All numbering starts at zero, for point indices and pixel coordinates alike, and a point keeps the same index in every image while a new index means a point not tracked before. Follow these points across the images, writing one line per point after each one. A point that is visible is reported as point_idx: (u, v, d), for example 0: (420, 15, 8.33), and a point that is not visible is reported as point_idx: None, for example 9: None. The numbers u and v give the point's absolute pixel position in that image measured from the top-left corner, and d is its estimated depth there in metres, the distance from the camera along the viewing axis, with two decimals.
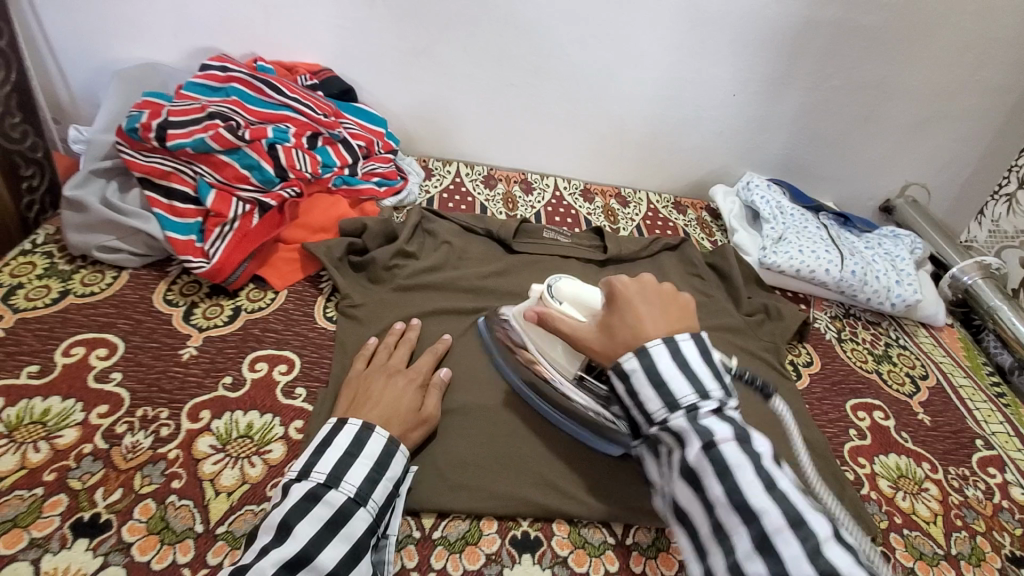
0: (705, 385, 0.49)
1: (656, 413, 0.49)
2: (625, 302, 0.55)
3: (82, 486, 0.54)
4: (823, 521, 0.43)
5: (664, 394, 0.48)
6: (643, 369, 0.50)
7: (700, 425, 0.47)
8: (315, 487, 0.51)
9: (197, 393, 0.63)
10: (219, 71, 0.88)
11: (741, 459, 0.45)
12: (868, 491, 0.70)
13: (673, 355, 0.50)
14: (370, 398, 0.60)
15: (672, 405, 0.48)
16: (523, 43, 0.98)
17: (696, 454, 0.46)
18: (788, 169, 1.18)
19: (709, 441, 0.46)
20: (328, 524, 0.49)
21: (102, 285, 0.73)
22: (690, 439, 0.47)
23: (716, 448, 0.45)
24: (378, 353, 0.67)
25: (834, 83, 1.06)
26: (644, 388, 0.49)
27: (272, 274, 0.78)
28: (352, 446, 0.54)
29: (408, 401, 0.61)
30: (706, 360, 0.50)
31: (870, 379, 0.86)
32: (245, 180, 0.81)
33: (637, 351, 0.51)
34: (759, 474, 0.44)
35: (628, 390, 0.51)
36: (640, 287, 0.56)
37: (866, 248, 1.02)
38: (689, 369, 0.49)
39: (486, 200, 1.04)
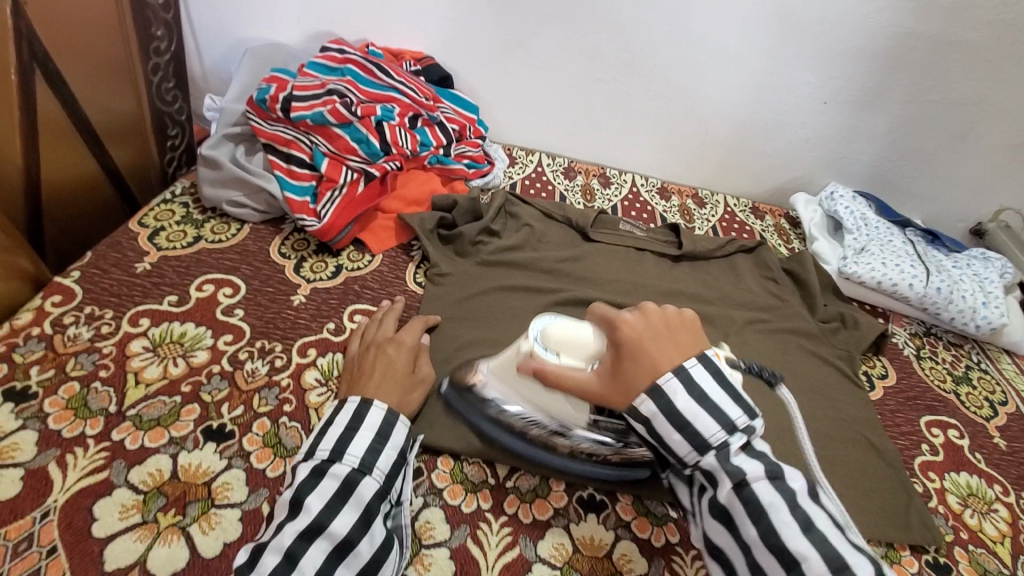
0: (730, 418, 0.50)
1: (684, 456, 0.51)
2: (631, 338, 0.54)
3: (211, 399, 0.62)
4: (866, 563, 0.45)
5: (690, 436, 0.50)
6: (662, 413, 0.50)
7: (729, 464, 0.49)
8: (320, 463, 0.53)
9: (306, 334, 0.71)
10: (337, 54, 0.98)
11: (775, 501, 0.47)
12: (935, 504, 0.70)
13: (690, 390, 0.51)
14: (365, 373, 0.63)
15: (702, 448, 0.50)
16: (616, 41, 1.01)
17: (729, 495, 0.49)
18: (875, 182, 1.15)
19: (741, 480, 0.49)
20: (337, 494, 0.51)
21: (228, 234, 0.82)
22: (721, 480, 0.49)
23: (749, 487, 0.48)
24: (369, 329, 0.70)
25: (932, 97, 1.02)
26: (671, 433, 0.51)
27: (370, 238, 0.86)
28: (352, 421, 0.56)
29: (401, 365, 0.64)
30: (730, 396, 0.51)
31: (947, 398, 0.84)
32: (354, 152, 0.89)
33: (651, 393, 0.51)
34: (794, 513, 0.47)
35: (652, 432, 0.52)
36: (645, 321, 0.55)
37: (955, 267, 0.98)
38: (709, 404, 0.50)
39: (565, 190, 1.09)
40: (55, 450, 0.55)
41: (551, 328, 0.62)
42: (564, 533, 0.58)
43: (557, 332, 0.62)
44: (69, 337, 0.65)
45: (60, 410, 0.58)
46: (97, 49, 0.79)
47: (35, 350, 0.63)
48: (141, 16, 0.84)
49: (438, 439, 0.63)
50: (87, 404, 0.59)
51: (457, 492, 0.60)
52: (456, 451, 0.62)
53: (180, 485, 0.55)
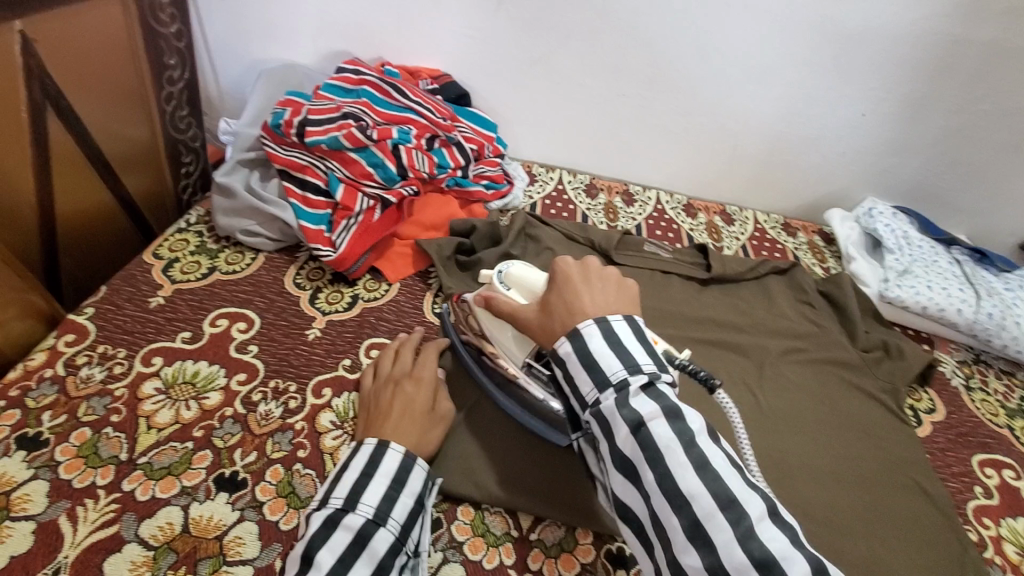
0: (634, 360, 0.48)
1: (587, 395, 0.49)
2: (566, 279, 0.56)
3: (224, 445, 0.60)
4: (757, 500, 0.42)
5: (594, 375, 0.48)
6: (575, 352, 0.50)
7: (626, 408, 0.46)
8: (333, 512, 0.50)
9: (321, 371, 0.68)
10: (353, 75, 0.96)
11: (673, 444, 0.44)
12: (991, 555, 0.65)
13: (603, 332, 0.50)
14: (382, 413, 0.60)
15: (602, 386, 0.48)
16: (642, 55, 0.98)
17: (626, 439, 0.45)
18: (915, 196, 1.09)
19: (638, 423, 0.45)
20: (350, 548, 0.48)
21: (242, 265, 0.81)
22: (618, 424, 0.46)
23: (644, 429, 0.45)
24: (382, 362, 0.67)
25: (981, 107, 0.96)
26: (579, 372, 0.49)
27: (387, 267, 0.83)
28: (368, 466, 0.53)
29: (419, 402, 0.61)
30: (640, 342, 0.50)
31: (1001, 434, 0.78)
32: (370, 177, 0.86)
33: (570, 334, 0.51)
34: (689, 453, 0.44)
35: (565, 373, 0.51)
36: (584, 268, 0.57)
37: (1007, 289, 0.92)
38: (620, 347, 0.49)
39: (587, 209, 1.05)
40: (66, 501, 0.54)
41: (511, 268, 0.67)
42: None
43: (518, 272, 0.67)
44: (82, 379, 0.64)
45: (71, 458, 0.57)
46: (108, 79, 0.79)
47: (47, 393, 0.62)
48: (153, 45, 0.83)
49: (457, 485, 0.60)
50: (99, 451, 0.58)
51: (478, 546, 0.56)
52: (476, 500, 0.59)
53: (191, 540, 0.53)
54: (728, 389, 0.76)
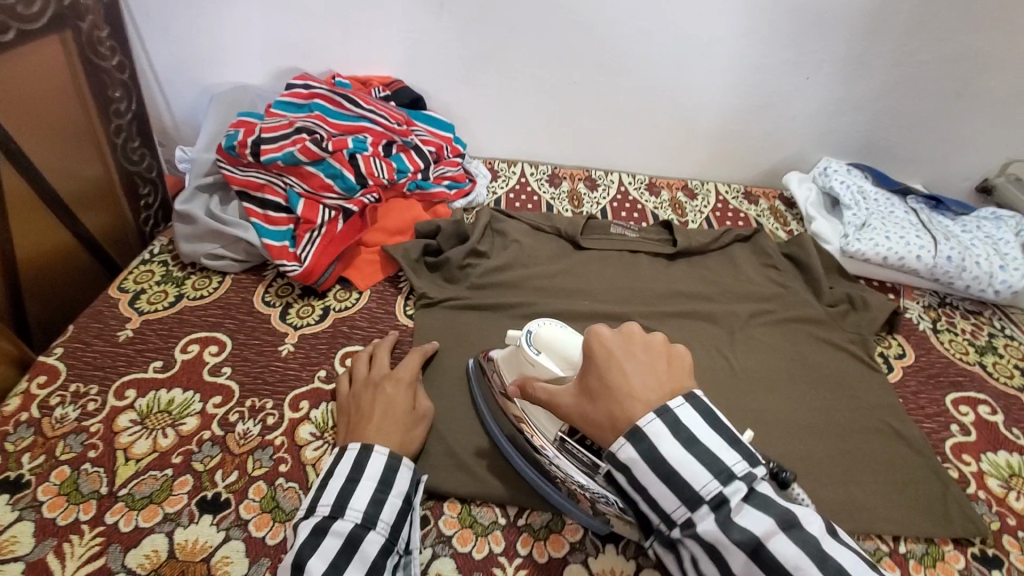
0: (724, 463, 0.43)
1: (675, 514, 0.43)
2: (608, 357, 0.48)
3: (204, 468, 0.60)
4: None
5: (679, 488, 0.43)
6: (644, 460, 0.43)
7: (735, 531, 0.41)
8: (321, 520, 0.50)
9: (296, 385, 0.68)
10: (302, 89, 0.96)
11: (801, 557, 0.40)
12: (975, 491, 0.66)
13: (674, 431, 0.43)
14: (363, 416, 0.60)
15: (693, 502, 0.43)
16: (587, 42, 0.99)
17: (743, 564, 0.41)
18: (869, 152, 1.12)
19: (756, 546, 0.41)
20: (340, 552, 0.48)
21: (209, 289, 0.81)
22: (731, 551, 0.41)
23: (764, 551, 0.40)
24: (358, 367, 0.67)
25: (921, 57, 0.99)
26: (657, 486, 0.43)
27: (355, 275, 0.83)
28: (354, 471, 0.54)
29: (400, 403, 0.62)
30: (716, 430, 0.44)
31: (973, 371, 0.80)
32: (329, 188, 0.87)
33: (628, 435, 0.44)
34: (824, 568, 0.40)
35: (633, 483, 0.45)
36: (625, 338, 0.48)
37: (964, 231, 0.94)
38: (700, 451, 0.43)
39: (552, 198, 1.06)
40: (53, 539, 0.54)
41: (544, 330, 0.57)
42: (582, 569, 0.55)
43: (550, 335, 0.57)
44: (57, 419, 0.63)
45: (53, 496, 0.57)
46: (55, 118, 0.78)
47: (25, 436, 0.62)
48: (96, 81, 0.83)
49: (442, 481, 0.61)
50: (80, 488, 0.58)
51: (466, 537, 0.57)
52: (462, 494, 0.60)
53: (179, 564, 0.53)
54: (701, 357, 0.77)
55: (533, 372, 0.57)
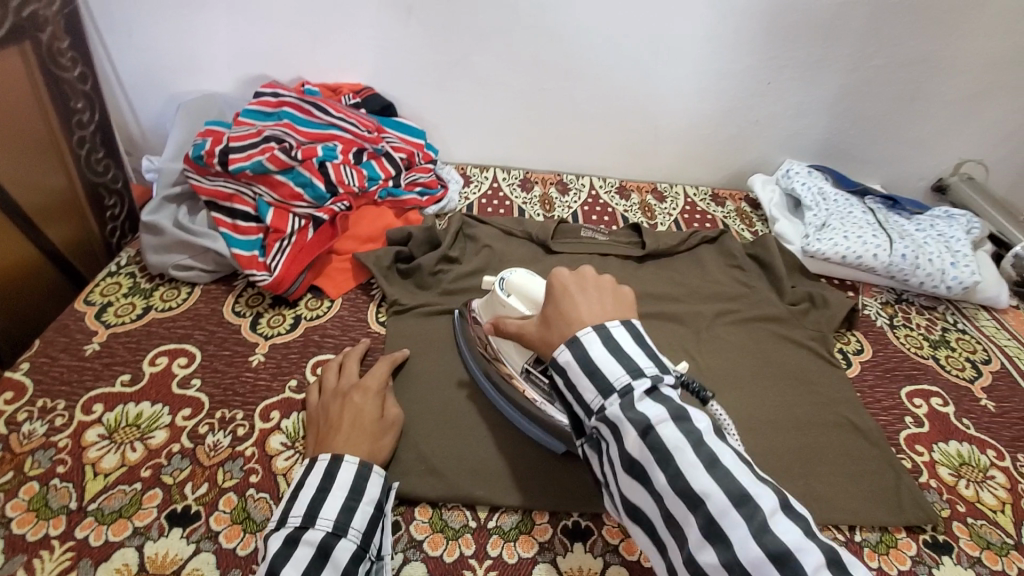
0: (636, 363, 0.46)
1: (592, 402, 0.46)
2: (561, 289, 0.53)
3: (173, 481, 0.60)
4: (770, 496, 0.40)
5: (597, 381, 0.46)
6: (575, 361, 0.47)
7: (633, 411, 0.44)
8: (293, 531, 0.50)
9: (267, 396, 0.69)
10: (271, 97, 0.96)
11: (681, 441, 0.42)
12: (927, 479, 0.69)
13: (604, 340, 0.47)
14: (332, 425, 0.61)
15: (606, 391, 0.45)
16: (555, 49, 1.01)
17: (635, 444, 0.43)
18: (830, 154, 1.15)
19: (646, 427, 0.43)
20: (313, 561, 0.48)
21: (178, 300, 0.80)
22: (627, 429, 0.43)
23: (653, 433, 0.42)
24: (328, 376, 0.68)
25: (875, 62, 1.03)
26: (581, 380, 0.46)
27: (327, 283, 0.84)
28: (324, 480, 0.54)
29: (369, 411, 0.63)
30: (639, 344, 0.48)
31: (926, 364, 0.84)
32: (299, 197, 0.87)
33: (569, 342, 0.48)
34: (700, 452, 0.42)
35: (566, 382, 0.48)
36: (579, 276, 0.54)
37: (918, 230, 0.98)
38: (620, 352, 0.46)
39: (524, 203, 1.07)
40: (21, 555, 0.53)
41: (514, 277, 0.64)
42: (551, 568, 0.57)
43: (520, 281, 0.64)
44: (24, 434, 0.63)
45: (23, 512, 0.56)
46: (14, 129, 0.77)
47: None
48: (57, 92, 0.82)
49: (413, 487, 0.61)
50: (48, 503, 0.57)
51: (437, 542, 0.58)
52: (433, 498, 0.61)
53: None
54: (668, 356, 0.79)
55: (502, 312, 0.64)
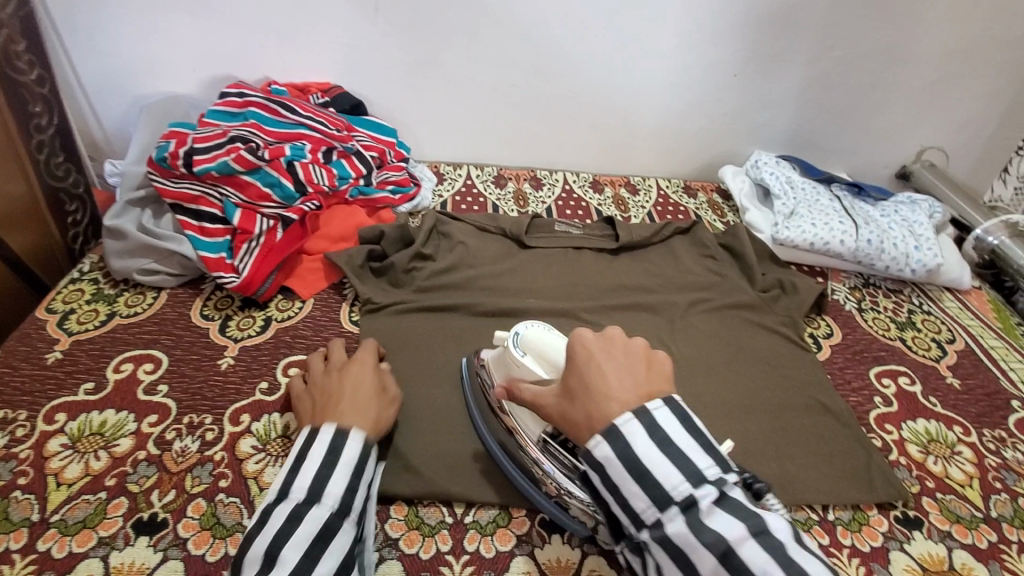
0: (696, 465, 0.44)
1: (644, 513, 0.44)
2: (587, 356, 0.50)
3: (139, 489, 0.58)
4: None
5: (651, 489, 0.44)
6: (618, 458, 0.45)
7: (706, 530, 0.42)
8: (296, 507, 0.50)
9: (237, 399, 0.67)
10: (236, 97, 0.94)
11: (762, 563, 0.40)
12: (896, 457, 0.71)
13: (651, 433, 0.45)
14: (333, 397, 0.59)
15: (663, 503, 0.44)
16: (523, 45, 1.01)
17: (712, 569, 0.41)
18: (797, 144, 1.17)
19: (724, 549, 0.41)
20: (315, 541, 0.48)
21: (144, 305, 0.78)
22: (698, 553, 0.41)
23: (733, 555, 0.41)
24: (323, 355, 0.66)
25: (837, 53, 1.05)
26: (630, 485, 0.44)
27: (298, 284, 0.82)
28: (330, 455, 0.52)
29: (369, 384, 0.61)
30: (693, 437, 0.46)
31: (894, 346, 0.85)
32: (267, 198, 0.86)
33: (607, 434, 0.45)
34: (790, 573, 0.40)
35: (605, 481, 0.46)
36: (607, 341, 0.50)
37: (883, 216, 1.00)
38: (673, 452, 0.44)
39: (497, 199, 1.07)
40: None
41: (530, 334, 0.59)
42: (529, 560, 0.57)
43: (538, 340, 0.59)
44: None
45: None
46: None
47: None
48: (13, 95, 0.80)
49: (388, 485, 0.60)
50: (9, 516, 0.55)
51: (413, 539, 0.57)
52: (409, 495, 0.60)
53: None
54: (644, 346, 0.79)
55: (518, 373, 0.59)
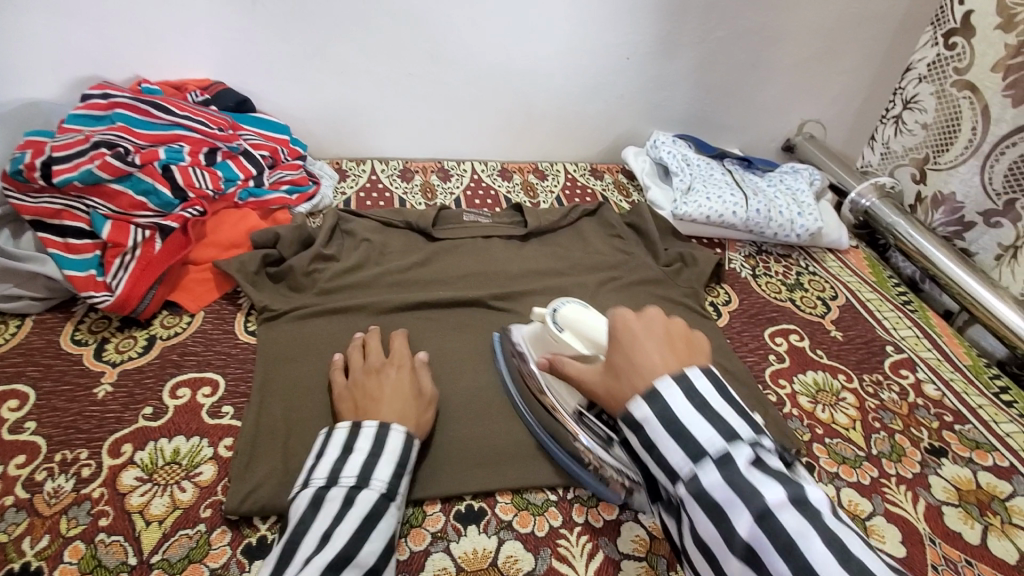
0: (731, 424, 0.45)
1: (680, 468, 0.44)
2: (624, 328, 0.53)
3: (8, 538, 0.52)
4: None
5: (686, 445, 0.44)
6: (656, 417, 0.46)
7: (743, 483, 0.42)
8: (347, 491, 0.51)
9: (117, 428, 0.61)
10: (100, 99, 0.86)
11: (799, 523, 0.40)
12: (790, 409, 0.75)
13: (689, 397, 0.46)
14: (376, 397, 0.60)
15: (697, 458, 0.44)
16: (415, 36, 0.99)
17: (748, 528, 0.41)
18: (693, 123, 1.23)
19: (763, 510, 0.41)
20: (365, 522, 0.49)
21: (4, 336, 0.70)
22: (737, 510, 0.41)
23: (771, 518, 0.40)
24: (352, 359, 0.67)
25: (718, 35, 1.10)
26: (666, 442, 0.45)
27: (185, 297, 0.76)
28: (375, 447, 0.54)
29: (408, 385, 0.62)
30: (726, 398, 0.46)
31: (784, 306, 0.91)
32: (142, 206, 0.79)
33: (646, 396, 0.47)
34: (828, 542, 0.39)
35: (644, 442, 0.46)
36: (646, 319, 0.53)
37: (770, 186, 1.07)
38: (708, 411, 0.45)
39: (404, 193, 1.04)
40: None
41: (568, 312, 0.66)
42: (446, 557, 0.55)
43: (574, 318, 0.65)
44: None
45: None
46: None
47: None
48: None
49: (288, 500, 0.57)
50: None
51: None
52: None
53: None
54: None
55: (557, 347, 0.66)
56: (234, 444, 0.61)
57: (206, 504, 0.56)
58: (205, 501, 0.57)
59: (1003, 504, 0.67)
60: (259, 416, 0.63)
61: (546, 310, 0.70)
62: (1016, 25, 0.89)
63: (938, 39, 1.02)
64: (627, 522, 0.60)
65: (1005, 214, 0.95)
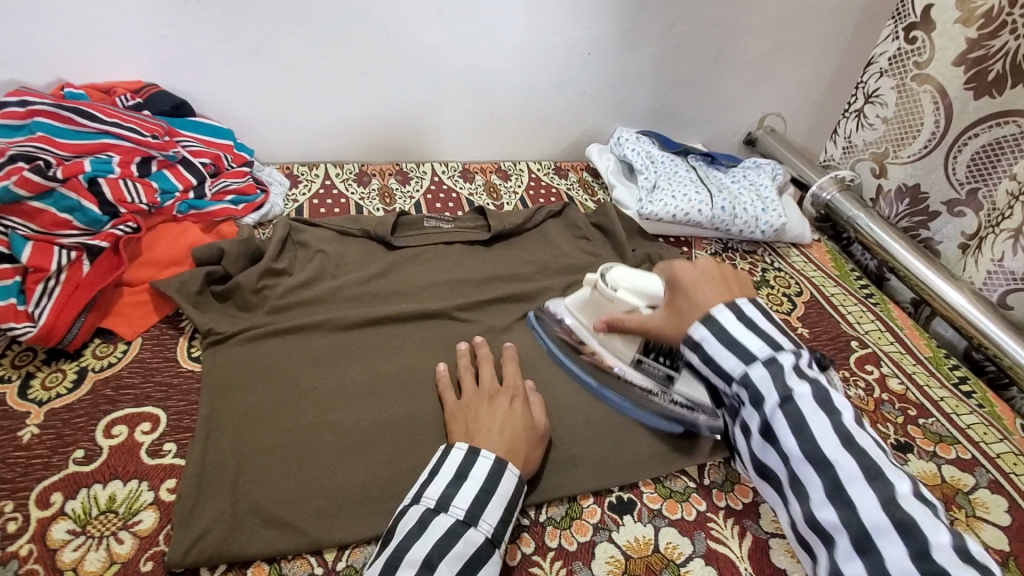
0: (777, 341, 0.53)
1: (733, 370, 0.52)
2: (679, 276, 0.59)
3: None
4: (900, 473, 0.46)
5: (738, 352, 0.52)
6: (711, 335, 0.54)
7: (779, 382, 0.50)
8: (455, 523, 0.50)
9: (45, 476, 0.56)
10: (17, 106, 0.76)
11: (816, 411, 0.49)
12: None
13: (737, 317, 0.54)
14: (489, 428, 0.58)
15: (749, 360, 0.52)
16: (365, 32, 0.94)
17: (772, 408, 0.50)
18: (656, 118, 1.21)
19: (788, 396, 0.50)
20: (467, 563, 0.48)
21: None
22: (769, 399, 0.50)
23: (793, 404, 0.49)
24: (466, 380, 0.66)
25: (681, 28, 1.08)
26: (721, 352, 0.53)
27: (118, 324, 0.70)
28: (488, 483, 0.53)
29: (522, 418, 0.60)
30: (769, 321, 0.54)
31: None
32: (66, 225, 0.73)
33: (704, 319, 0.55)
34: (836, 428, 0.48)
35: (703, 357, 0.54)
36: (701, 269, 0.59)
37: (733, 182, 1.07)
38: (757, 329, 0.53)
39: (361, 198, 0.99)
40: None
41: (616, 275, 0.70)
42: None
43: (623, 278, 0.70)
44: None
45: None
46: None
47: None
48: None
49: (238, 545, 0.52)
50: None
51: None
52: (267, 553, 0.52)
53: None
54: (522, 337, 0.77)
55: (614, 308, 0.71)
56: (176, 486, 0.57)
57: (147, 556, 0.52)
58: (145, 553, 0.52)
59: (967, 497, 0.68)
60: (205, 451, 0.59)
61: (595, 275, 0.73)
62: (976, 19, 0.90)
63: (899, 33, 1.03)
64: (601, 543, 0.58)
65: (967, 203, 0.97)
